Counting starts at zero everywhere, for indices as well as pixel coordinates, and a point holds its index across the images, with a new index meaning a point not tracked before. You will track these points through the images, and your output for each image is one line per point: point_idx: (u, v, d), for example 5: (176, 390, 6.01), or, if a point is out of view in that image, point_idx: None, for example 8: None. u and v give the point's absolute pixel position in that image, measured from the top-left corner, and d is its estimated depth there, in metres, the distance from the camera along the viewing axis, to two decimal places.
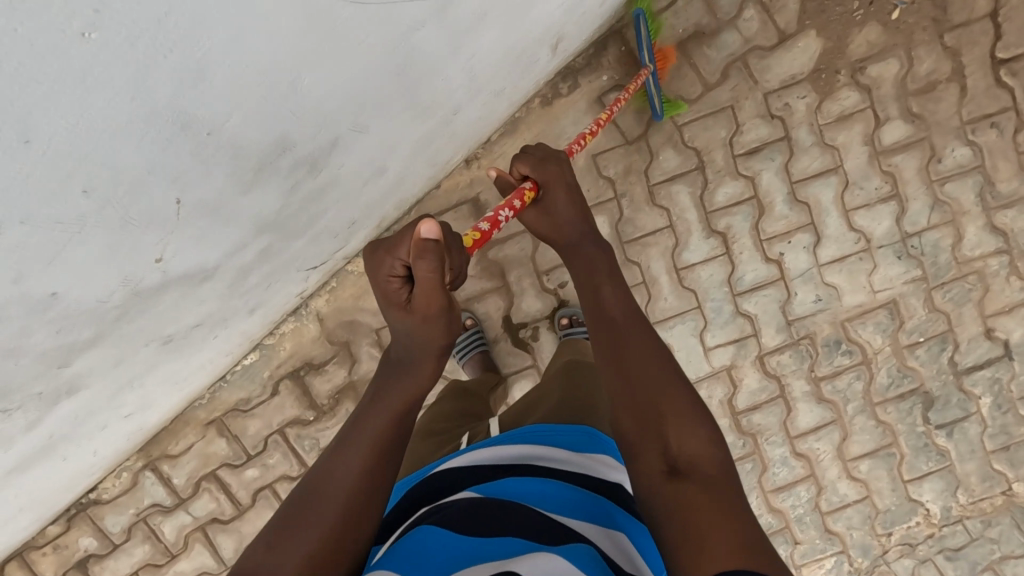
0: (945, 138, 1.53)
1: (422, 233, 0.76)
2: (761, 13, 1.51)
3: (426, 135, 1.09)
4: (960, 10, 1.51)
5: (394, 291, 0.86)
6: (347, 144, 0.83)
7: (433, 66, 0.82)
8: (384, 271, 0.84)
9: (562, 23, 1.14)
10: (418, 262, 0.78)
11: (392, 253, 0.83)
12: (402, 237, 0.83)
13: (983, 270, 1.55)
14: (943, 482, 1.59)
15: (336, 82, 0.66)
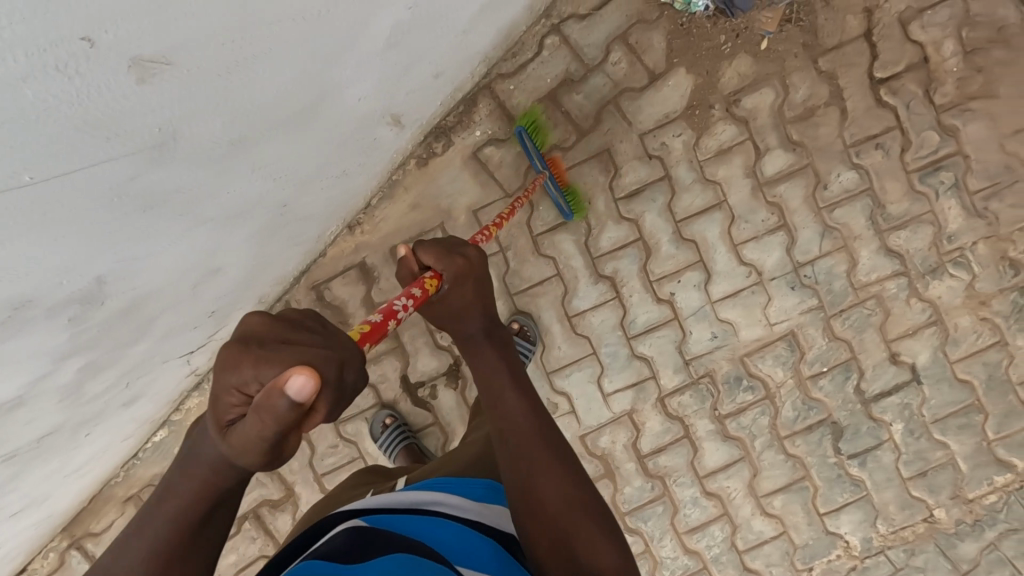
0: (829, 164, 1.50)
1: (287, 386, 0.57)
2: (628, 56, 1.49)
3: (258, 230, 1.10)
4: (831, 33, 1.47)
5: (235, 404, 0.64)
6: (125, 272, 0.84)
7: (200, 189, 0.83)
8: (227, 383, 0.63)
9: (390, 103, 1.14)
10: (271, 402, 0.58)
11: (245, 369, 0.61)
12: (258, 353, 0.62)
13: (881, 294, 1.52)
14: (861, 513, 1.56)
15: (48, 244, 0.67)
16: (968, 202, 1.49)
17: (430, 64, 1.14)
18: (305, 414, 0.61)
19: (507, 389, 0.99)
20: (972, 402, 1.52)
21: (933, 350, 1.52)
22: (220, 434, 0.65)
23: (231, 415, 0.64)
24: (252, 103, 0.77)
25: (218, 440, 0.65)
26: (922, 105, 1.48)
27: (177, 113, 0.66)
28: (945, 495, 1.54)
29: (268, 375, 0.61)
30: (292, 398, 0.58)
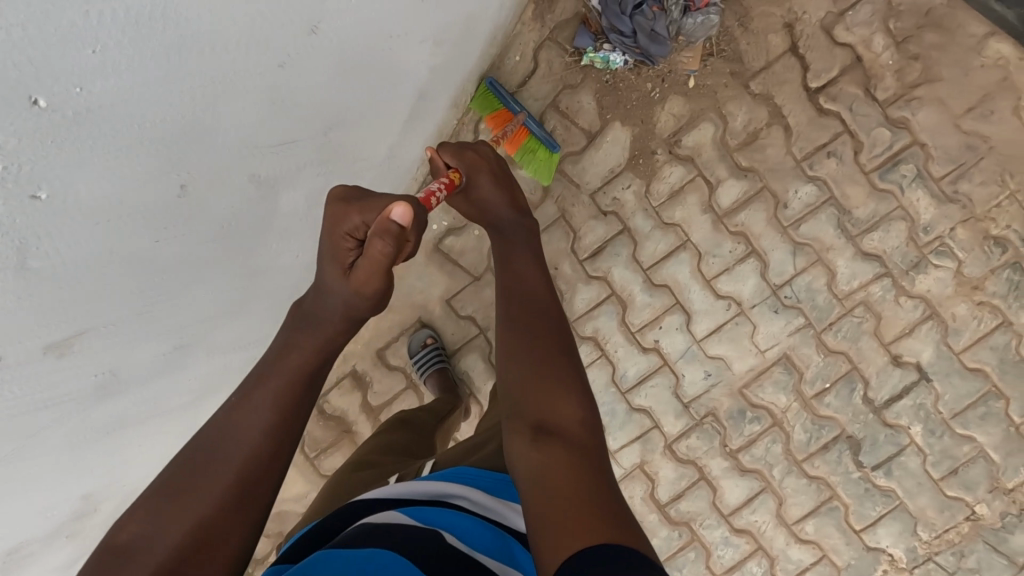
0: (784, 182, 1.49)
1: (394, 212, 0.76)
2: (562, 122, 1.52)
3: None
4: (756, 55, 1.47)
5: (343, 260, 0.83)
6: (108, 481, 0.91)
7: (155, 396, 0.88)
8: (340, 233, 0.82)
9: None
10: (382, 242, 0.77)
11: (355, 216, 0.81)
12: (360, 206, 0.82)
13: (868, 300, 1.48)
14: (899, 523, 1.51)
15: (19, 502, 0.74)
16: (935, 190, 1.45)
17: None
18: (404, 245, 0.80)
19: (536, 279, 1.06)
20: (988, 389, 1.47)
21: (936, 345, 1.47)
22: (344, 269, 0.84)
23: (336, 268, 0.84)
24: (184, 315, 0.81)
25: (338, 280, 0.83)
26: (865, 104, 1.46)
27: (110, 359, 0.72)
28: (983, 489, 1.48)
29: (371, 216, 0.81)
30: (401, 217, 0.77)
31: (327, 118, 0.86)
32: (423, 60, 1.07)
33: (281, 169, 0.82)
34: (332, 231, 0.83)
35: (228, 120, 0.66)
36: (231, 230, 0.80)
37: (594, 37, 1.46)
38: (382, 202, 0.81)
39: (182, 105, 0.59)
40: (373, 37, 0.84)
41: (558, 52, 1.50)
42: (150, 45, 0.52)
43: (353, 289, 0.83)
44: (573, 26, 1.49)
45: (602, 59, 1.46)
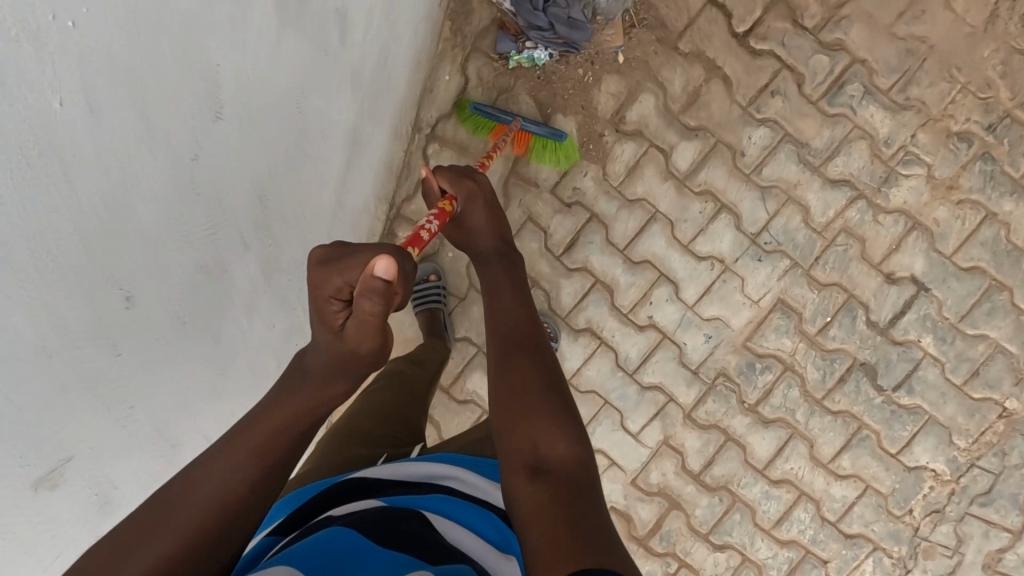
0: (736, 132, 1.48)
1: (375, 267, 0.68)
2: (506, 127, 1.52)
3: None
4: (678, 16, 1.47)
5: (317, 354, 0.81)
6: None
7: None
8: (325, 291, 0.74)
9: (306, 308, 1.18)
10: (369, 300, 0.70)
11: (337, 277, 0.72)
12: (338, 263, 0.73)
13: (847, 226, 1.47)
14: (933, 437, 1.49)
15: None
16: (886, 102, 1.44)
17: None
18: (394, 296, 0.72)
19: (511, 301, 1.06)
20: (988, 284, 1.45)
21: (926, 254, 1.46)
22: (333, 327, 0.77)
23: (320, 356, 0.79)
24: (176, 410, 0.82)
25: (330, 341, 0.78)
26: (796, 36, 1.45)
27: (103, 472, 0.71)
28: (1008, 384, 1.46)
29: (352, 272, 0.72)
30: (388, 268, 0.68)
31: (256, 187, 0.87)
32: (341, 103, 1.07)
33: (226, 248, 0.83)
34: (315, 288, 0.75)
35: (156, 225, 0.67)
36: (192, 324, 0.80)
37: (515, 38, 1.47)
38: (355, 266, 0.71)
39: (104, 231, 0.59)
40: (276, 100, 0.85)
41: (484, 61, 1.51)
42: (57, 193, 0.53)
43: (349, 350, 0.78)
44: (492, 32, 1.50)
45: (528, 58, 1.47)
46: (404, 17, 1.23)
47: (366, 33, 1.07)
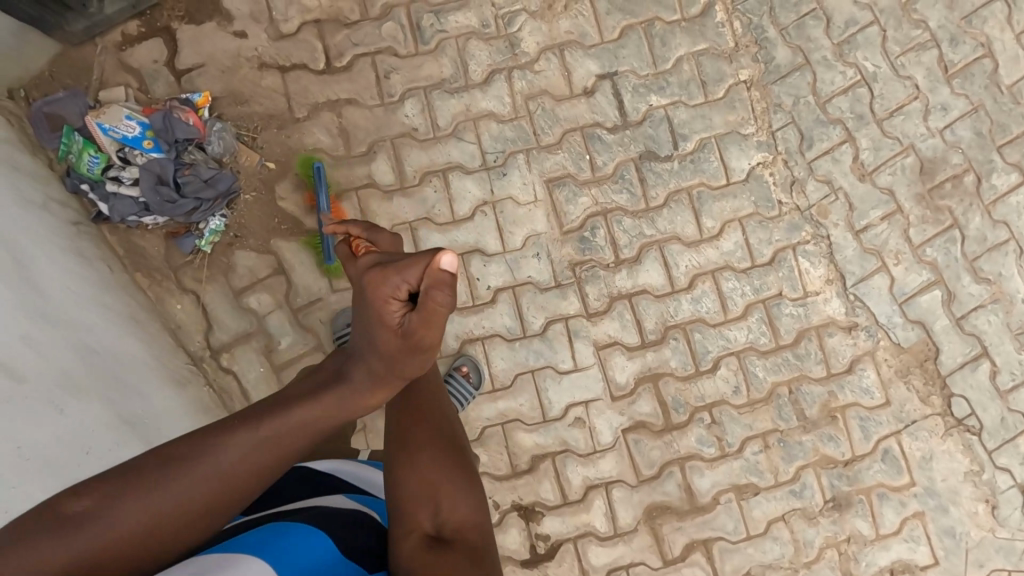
0: (394, 122, 1.59)
1: (440, 262, 0.73)
2: (256, 289, 1.56)
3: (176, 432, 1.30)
4: (275, 102, 1.57)
5: (330, 369, 0.89)
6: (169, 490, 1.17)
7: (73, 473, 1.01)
8: (385, 296, 0.78)
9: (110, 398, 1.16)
10: (440, 291, 0.74)
11: (398, 278, 0.76)
12: (388, 267, 0.78)
13: (526, 94, 1.59)
14: (734, 146, 1.60)
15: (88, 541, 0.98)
16: (454, 5, 1.59)
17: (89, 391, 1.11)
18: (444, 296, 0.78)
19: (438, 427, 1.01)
20: (642, 29, 1.60)
21: (588, 55, 1.60)
22: (395, 335, 0.81)
23: (339, 356, 0.90)
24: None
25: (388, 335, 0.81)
26: (357, 32, 1.59)
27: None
28: (729, 66, 1.60)
29: (412, 274, 0.76)
30: (453, 271, 0.73)
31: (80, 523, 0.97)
32: (80, 408, 1.08)
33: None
34: (376, 304, 0.79)
35: None
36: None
37: (190, 231, 1.52)
38: (382, 233, 0.95)
39: None
40: None
41: (190, 269, 1.55)
42: None
43: (394, 350, 0.82)
44: (172, 246, 1.54)
45: (215, 232, 1.53)
46: (67, 297, 1.22)
47: (47, 347, 1.09)
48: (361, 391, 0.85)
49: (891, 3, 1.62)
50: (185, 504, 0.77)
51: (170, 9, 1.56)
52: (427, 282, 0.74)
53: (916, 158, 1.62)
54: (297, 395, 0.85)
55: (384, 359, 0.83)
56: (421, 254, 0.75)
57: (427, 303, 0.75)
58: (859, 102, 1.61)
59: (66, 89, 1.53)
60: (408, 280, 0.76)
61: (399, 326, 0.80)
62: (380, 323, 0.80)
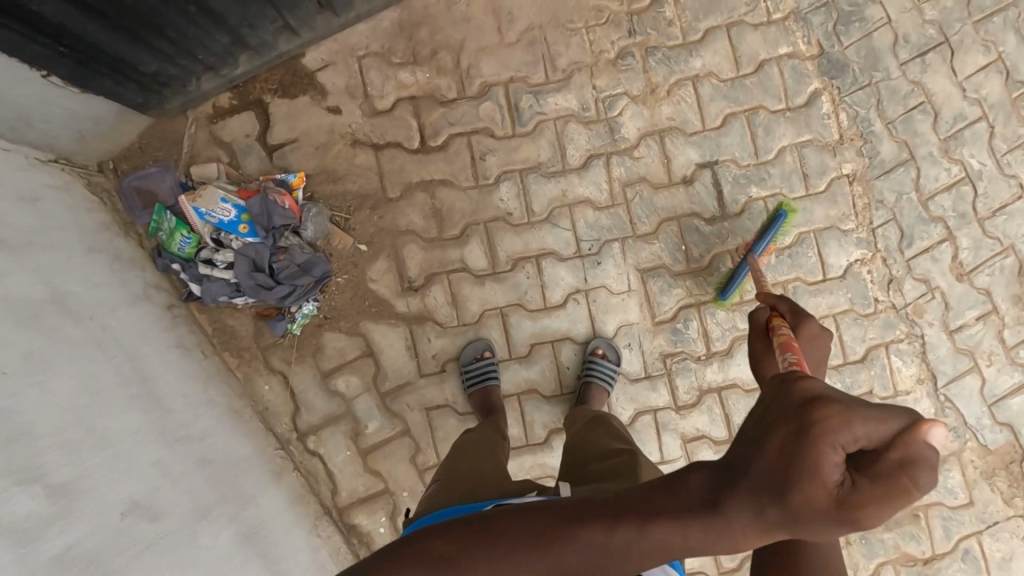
0: (489, 205, 1.55)
1: (930, 434, 0.47)
2: (345, 371, 1.54)
3: (287, 529, 1.32)
4: (368, 180, 1.53)
5: (697, 488, 0.58)
6: None
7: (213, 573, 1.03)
8: (831, 443, 0.49)
9: (227, 509, 1.16)
10: (927, 476, 0.47)
11: (857, 427, 0.48)
12: (838, 409, 0.50)
13: (624, 180, 1.56)
14: (832, 241, 1.57)
15: None
16: (554, 86, 1.55)
17: (211, 509, 1.11)
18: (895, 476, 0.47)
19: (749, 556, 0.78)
20: (746, 117, 1.55)
21: (690, 143, 1.56)
22: (830, 502, 0.50)
23: (706, 470, 0.60)
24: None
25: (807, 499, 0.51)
26: (454, 110, 1.54)
27: None
28: (832, 159, 1.56)
29: (873, 431, 0.49)
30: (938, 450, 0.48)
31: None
32: (212, 534, 1.08)
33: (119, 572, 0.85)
34: (803, 438, 0.50)
35: None
36: None
37: (281, 314, 1.49)
38: (815, 324, 0.78)
39: None
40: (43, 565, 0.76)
41: (279, 350, 1.52)
42: None
43: (806, 509, 0.51)
44: (261, 327, 1.52)
45: (306, 315, 1.51)
46: (184, 408, 1.22)
47: (176, 473, 1.08)
48: (733, 541, 0.56)
49: (1002, 98, 1.57)
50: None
51: (264, 82, 1.51)
52: (896, 450, 0.48)
53: (1015, 259, 1.59)
54: (646, 505, 0.61)
55: (786, 515, 0.52)
56: (882, 408, 0.50)
57: (882, 475, 0.48)
58: (962, 200, 1.58)
59: (156, 162, 1.48)
60: (866, 434, 0.49)
61: (837, 484, 0.50)
62: (797, 481, 0.51)
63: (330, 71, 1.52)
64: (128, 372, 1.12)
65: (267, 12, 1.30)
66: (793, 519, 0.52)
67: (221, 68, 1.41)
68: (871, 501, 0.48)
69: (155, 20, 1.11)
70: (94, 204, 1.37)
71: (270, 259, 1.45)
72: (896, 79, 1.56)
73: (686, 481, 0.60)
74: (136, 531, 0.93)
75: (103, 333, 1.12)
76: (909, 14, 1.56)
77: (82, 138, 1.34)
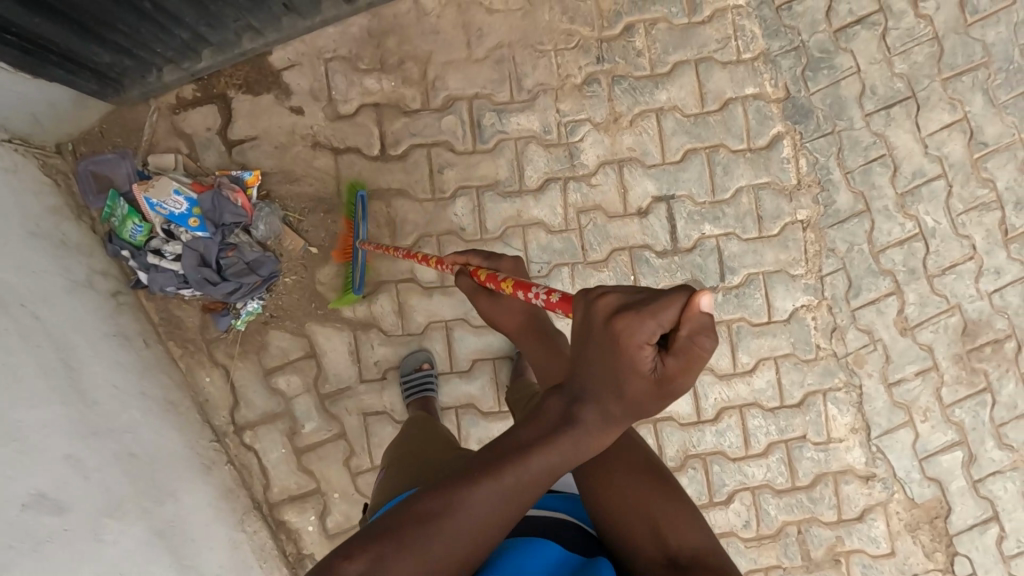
0: (443, 218, 1.56)
1: (701, 306, 0.55)
2: (286, 370, 1.56)
3: (206, 525, 1.35)
4: (324, 184, 1.54)
5: (554, 411, 0.67)
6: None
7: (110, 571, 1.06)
8: (636, 343, 0.59)
9: (141, 503, 1.19)
10: (708, 338, 0.57)
11: (649, 321, 0.57)
12: (634, 308, 0.59)
13: (580, 206, 1.57)
14: (780, 285, 1.58)
15: None
16: (518, 106, 1.55)
17: (122, 504, 1.14)
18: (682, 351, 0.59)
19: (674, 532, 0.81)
20: (706, 154, 1.56)
21: (648, 175, 1.56)
22: (649, 383, 0.62)
23: (561, 395, 0.68)
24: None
25: (645, 388, 0.62)
26: (416, 121, 1.55)
27: None
28: (788, 204, 1.57)
29: (668, 315, 0.57)
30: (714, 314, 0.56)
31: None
32: (119, 531, 1.11)
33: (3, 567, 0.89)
34: (618, 346, 0.60)
35: None
36: None
37: (226, 310, 1.51)
38: (505, 261, 0.99)
39: None
40: None
41: (223, 343, 1.54)
42: None
43: (635, 396, 0.63)
44: (207, 320, 1.53)
45: (251, 313, 1.53)
46: (112, 400, 1.24)
47: (90, 466, 1.11)
48: (594, 443, 0.66)
49: (963, 158, 1.58)
50: (445, 560, 0.63)
51: (228, 77, 1.52)
52: (688, 326, 0.57)
53: (960, 318, 1.60)
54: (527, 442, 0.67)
55: (622, 403, 0.64)
56: (670, 291, 0.58)
57: (683, 359, 0.59)
58: (913, 255, 1.58)
59: (115, 149, 1.49)
60: (658, 327, 0.58)
61: (651, 370, 0.61)
62: (624, 378, 0.62)
63: (295, 72, 1.53)
64: (54, 363, 1.14)
65: (228, 12, 1.31)
66: (630, 403, 0.63)
67: (182, 61, 1.41)
68: (668, 374, 0.60)
69: (101, 11, 1.14)
70: (46, 187, 1.39)
71: (218, 255, 1.47)
72: (859, 130, 1.56)
73: (544, 410, 0.68)
74: (35, 524, 0.97)
75: (32, 322, 1.14)
76: (879, 66, 1.56)
77: (37, 120, 1.35)
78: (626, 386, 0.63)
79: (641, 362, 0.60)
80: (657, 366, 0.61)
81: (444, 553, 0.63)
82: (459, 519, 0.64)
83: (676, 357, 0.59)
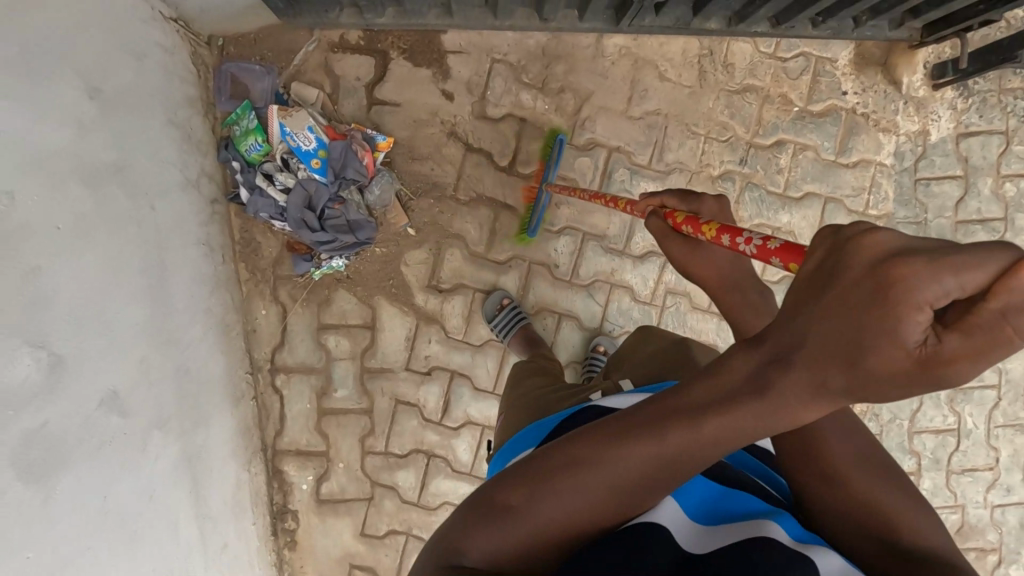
0: (542, 249, 1.58)
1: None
2: (340, 332, 1.55)
3: (222, 456, 1.34)
4: (446, 173, 1.54)
5: (741, 370, 0.53)
6: (201, 508, 1.22)
7: (146, 482, 1.04)
8: (905, 301, 0.40)
9: (182, 419, 1.17)
10: None
11: (941, 278, 0.38)
12: (907, 257, 0.41)
13: (670, 287, 1.60)
14: None
15: (154, 537, 1.05)
16: (652, 174, 1.58)
17: (169, 416, 1.13)
18: (985, 336, 0.38)
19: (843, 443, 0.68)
20: None
21: None
22: (910, 364, 0.41)
23: (750, 350, 0.53)
24: (81, 472, 0.89)
25: (896, 362, 0.41)
26: (554, 149, 1.56)
27: (88, 491, 0.90)
28: None
29: (975, 278, 0.38)
30: None
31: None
32: (160, 444, 1.09)
33: (72, 456, 0.87)
34: (872, 301, 0.42)
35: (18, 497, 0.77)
36: (65, 470, 0.85)
37: (310, 256, 1.50)
38: (708, 200, 0.78)
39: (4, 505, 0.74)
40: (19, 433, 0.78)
41: (291, 284, 1.53)
42: None
43: (872, 377, 0.43)
44: (286, 257, 1.52)
45: (330, 268, 1.52)
46: (185, 313, 1.22)
47: (155, 375, 1.09)
48: (791, 412, 0.50)
49: (1020, 378, 1.66)
50: (591, 509, 0.59)
51: (397, 38, 1.50)
52: (1003, 297, 0.37)
53: (960, 517, 1.68)
54: (700, 400, 0.55)
55: (850, 377, 0.45)
56: (969, 249, 0.39)
57: (982, 341, 0.38)
58: (942, 447, 1.66)
59: (262, 61, 1.47)
60: (940, 288, 0.39)
61: (917, 344, 0.40)
62: (864, 347, 0.43)
63: (461, 58, 1.52)
64: (154, 259, 1.12)
65: None
66: (863, 382, 0.44)
67: (366, 11, 1.40)
68: (938, 360, 0.40)
69: None
70: (189, 77, 1.36)
71: (325, 204, 1.46)
72: None
73: (727, 365, 0.54)
74: (103, 422, 0.95)
75: (147, 214, 1.12)
76: None
77: (208, 12, 1.32)
78: (870, 354, 0.43)
79: (905, 323, 0.40)
80: (928, 341, 0.40)
81: (596, 501, 0.59)
82: (612, 472, 0.58)
83: (975, 342, 0.38)
